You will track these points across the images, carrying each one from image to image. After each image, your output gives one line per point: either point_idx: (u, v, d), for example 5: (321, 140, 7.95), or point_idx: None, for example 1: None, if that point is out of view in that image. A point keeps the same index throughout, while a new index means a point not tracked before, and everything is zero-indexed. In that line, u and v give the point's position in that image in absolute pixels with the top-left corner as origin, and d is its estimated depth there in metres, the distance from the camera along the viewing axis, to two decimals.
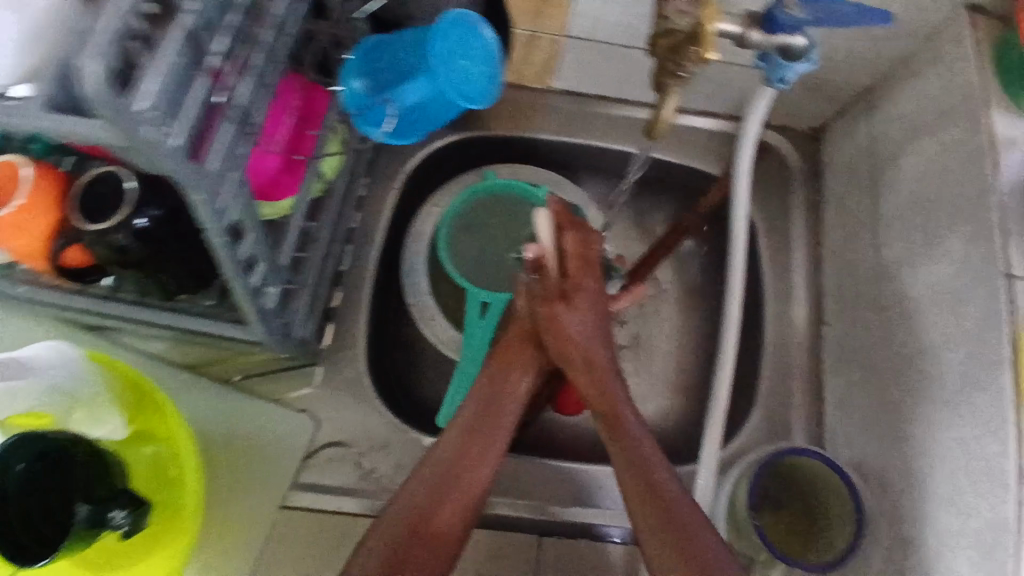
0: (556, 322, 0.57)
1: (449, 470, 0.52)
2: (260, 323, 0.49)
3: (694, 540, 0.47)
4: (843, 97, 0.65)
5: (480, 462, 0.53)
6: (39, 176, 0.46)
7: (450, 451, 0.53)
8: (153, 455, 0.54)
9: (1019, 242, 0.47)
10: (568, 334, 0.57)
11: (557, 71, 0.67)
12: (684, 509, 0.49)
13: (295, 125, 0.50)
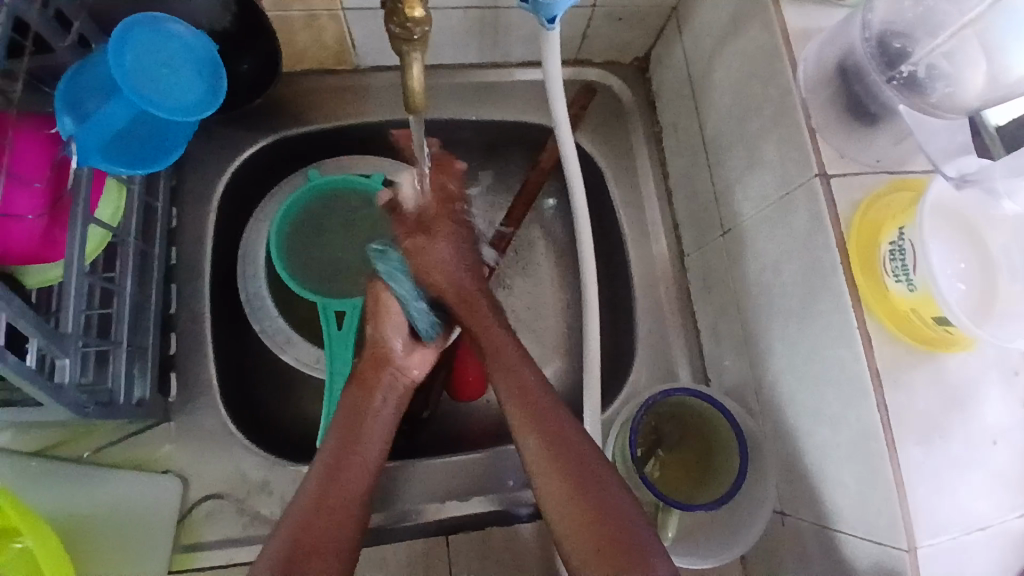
0: (422, 255, 0.55)
1: (334, 469, 0.49)
2: (60, 401, 0.45)
3: (601, 483, 0.45)
4: (654, 21, 0.62)
5: (365, 457, 0.51)
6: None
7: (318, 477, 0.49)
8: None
9: (829, 133, 0.44)
10: (431, 263, 0.54)
11: (354, 50, 0.62)
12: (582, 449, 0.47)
13: (20, 182, 0.45)
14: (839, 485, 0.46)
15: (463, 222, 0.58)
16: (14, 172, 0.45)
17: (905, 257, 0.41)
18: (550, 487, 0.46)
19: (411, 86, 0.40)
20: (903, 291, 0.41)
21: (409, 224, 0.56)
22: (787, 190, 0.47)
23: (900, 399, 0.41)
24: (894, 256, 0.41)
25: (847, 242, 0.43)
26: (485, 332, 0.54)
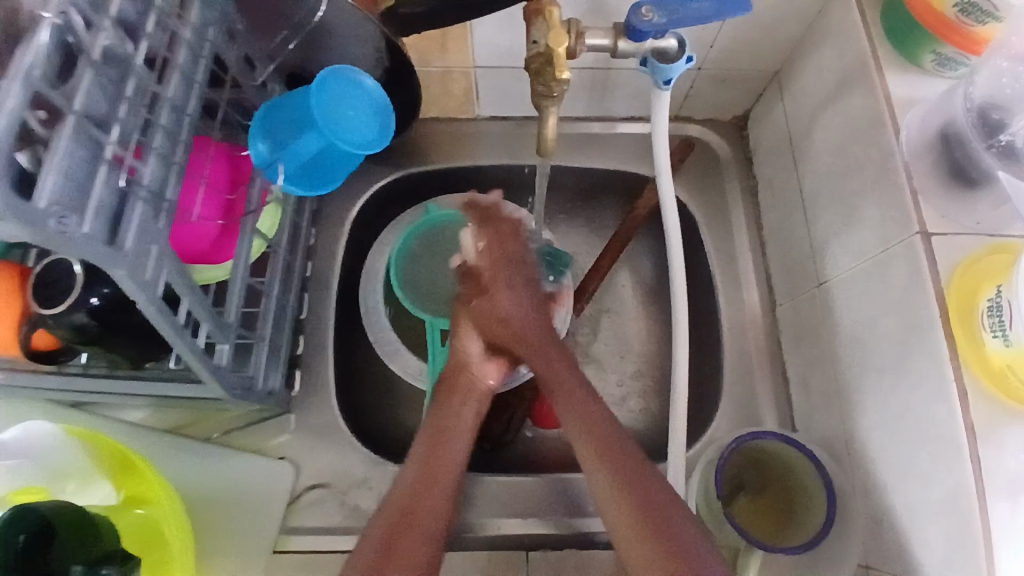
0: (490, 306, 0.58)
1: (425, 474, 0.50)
2: (215, 380, 0.52)
3: (665, 518, 0.45)
4: (757, 83, 0.67)
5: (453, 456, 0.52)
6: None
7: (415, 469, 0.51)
8: (143, 521, 0.57)
9: (928, 193, 0.47)
10: (503, 314, 0.57)
11: (478, 100, 0.70)
12: (652, 486, 0.47)
13: (218, 191, 0.54)
14: (928, 542, 0.46)
15: (523, 264, 0.60)
16: (213, 181, 0.54)
17: (1002, 315, 0.42)
18: (620, 522, 0.46)
19: (544, 133, 0.48)
20: (999, 346, 0.43)
21: (471, 286, 0.60)
22: (886, 245, 0.49)
23: (991, 456, 0.42)
24: (992, 313, 0.43)
25: (945, 297, 0.45)
26: (564, 391, 0.53)
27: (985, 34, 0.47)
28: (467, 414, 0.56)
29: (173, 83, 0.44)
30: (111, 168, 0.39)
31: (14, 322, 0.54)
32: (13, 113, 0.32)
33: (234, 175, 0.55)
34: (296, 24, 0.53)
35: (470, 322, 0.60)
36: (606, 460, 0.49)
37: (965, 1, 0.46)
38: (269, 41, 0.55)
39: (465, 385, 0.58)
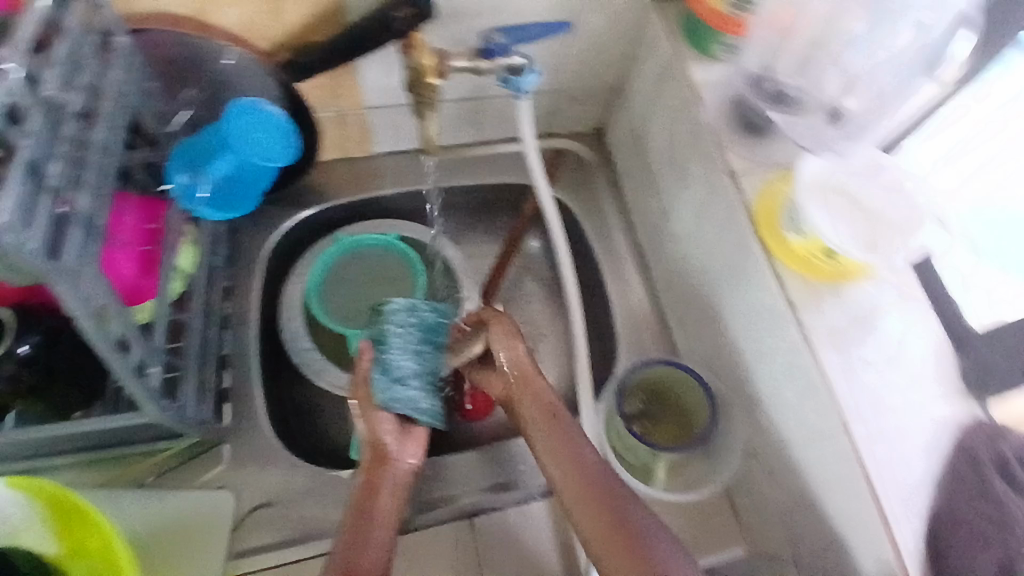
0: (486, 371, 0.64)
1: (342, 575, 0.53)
2: (150, 400, 0.55)
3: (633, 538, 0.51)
4: (604, 97, 0.81)
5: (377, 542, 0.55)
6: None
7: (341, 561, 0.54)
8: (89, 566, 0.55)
9: (734, 146, 0.61)
10: (501, 365, 0.61)
11: (374, 137, 0.79)
12: (635, 513, 0.53)
13: (140, 221, 0.58)
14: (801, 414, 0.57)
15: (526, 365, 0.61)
16: (136, 215, 0.58)
17: (796, 212, 0.56)
18: (599, 543, 0.52)
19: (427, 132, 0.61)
20: (797, 238, 0.56)
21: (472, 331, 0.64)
22: (711, 191, 0.63)
23: (813, 322, 0.55)
24: (789, 213, 0.56)
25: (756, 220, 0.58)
26: (552, 435, 0.58)
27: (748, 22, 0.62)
28: (387, 502, 0.57)
29: (99, 126, 0.49)
30: (50, 192, 0.43)
31: None
32: None
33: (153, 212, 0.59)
34: (204, 80, 0.62)
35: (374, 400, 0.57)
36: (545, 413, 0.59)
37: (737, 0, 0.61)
38: (174, 92, 0.63)
39: (386, 476, 0.58)
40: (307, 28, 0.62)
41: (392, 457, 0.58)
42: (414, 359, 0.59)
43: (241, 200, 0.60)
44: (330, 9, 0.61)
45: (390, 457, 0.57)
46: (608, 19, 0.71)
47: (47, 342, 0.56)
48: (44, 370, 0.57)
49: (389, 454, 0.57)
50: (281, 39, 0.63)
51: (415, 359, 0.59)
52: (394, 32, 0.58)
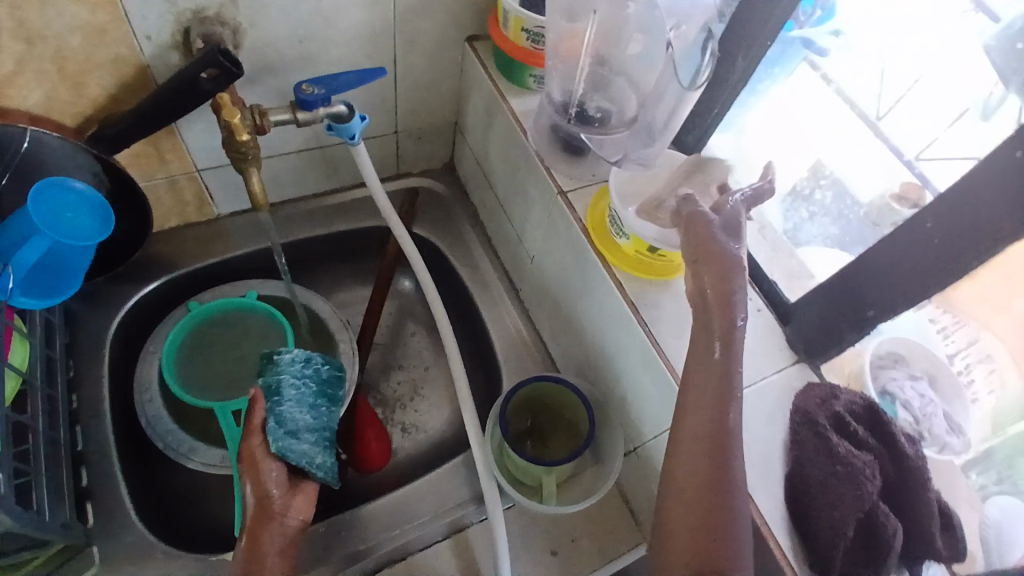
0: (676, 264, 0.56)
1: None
2: (1, 510, 0.50)
3: None
4: (446, 133, 0.84)
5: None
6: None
7: None
8: None
9: (558, 167, 0.65)
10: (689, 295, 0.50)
11: (215, 199, 0.77)
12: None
13: None
14: (652, 405, 0.60)
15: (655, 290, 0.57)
16: None
17: (619, 222, 0.59)
18: None
19: (252, 187, 0.60)
20: (626, 242, 0.60)
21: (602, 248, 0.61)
22: (552, 212, 0.66)
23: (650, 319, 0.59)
24: (613, 224, 0.60)
25: (587, 225, 0.62)
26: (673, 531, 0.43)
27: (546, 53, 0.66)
28: (274, 557, 0.52)
29: None
30: None
31: None
32: None
33: None
34: (5, 158, 0.55)
35: (266, 458, 0.57)
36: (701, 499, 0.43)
37: (532, 35, 0.64)
38: None
39: (272, 521, 0.54)
40: (114, 99, 0.61)
41: (278, 501, 0.56)
42: (308, 413, 0.62)
43: (64, 279, 0.56)
44: (128, 74, 0.59)
45: (275, 498, 0.55)
46: (430, 61, 0.73)
47: None
48: None
49: (274, 495, 0.56)
50: (88, 114, 0.61)
51: (309, 413, 0.62)
52: (204, 92, 0.56)
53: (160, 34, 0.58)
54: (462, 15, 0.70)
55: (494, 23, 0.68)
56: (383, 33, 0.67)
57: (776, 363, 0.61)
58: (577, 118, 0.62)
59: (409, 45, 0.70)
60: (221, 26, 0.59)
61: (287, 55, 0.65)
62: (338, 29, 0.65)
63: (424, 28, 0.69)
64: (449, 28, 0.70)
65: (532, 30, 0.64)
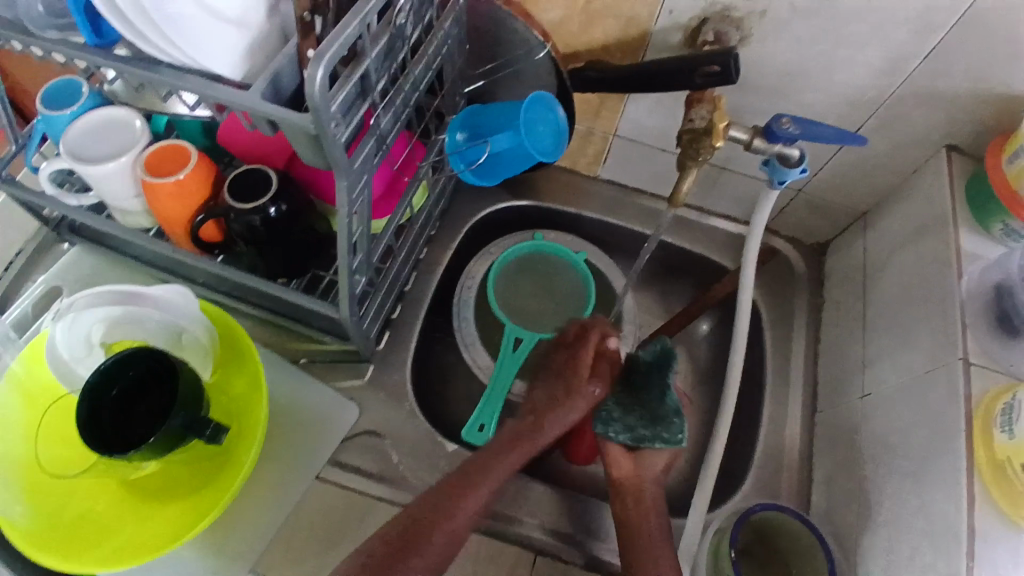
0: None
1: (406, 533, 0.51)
2: (348, 302, 0.60)
3: None
4: (845, 218, 0.78)
5: (469, 511, 0.53)
6: (200, 162, 0.61)
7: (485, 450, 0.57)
8: (227, 406, 0.62)
9: (976, 332, 0.57)
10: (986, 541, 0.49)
11: (605, 162, 0.82)
12: None
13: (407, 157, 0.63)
14: None
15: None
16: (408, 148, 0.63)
17: (1012, 414, 0.51)
18: None
19: (680, 187, 0.62)
20: (1004, 439, 0.51)
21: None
22: (933, 366, 0.58)
23: (982, 555, 0.50)
24: (1003, 413, 0.52)
25: (975, 412, 0.54)
26: None
27: None
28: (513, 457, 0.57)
29: (420, 63, 0.54)
30: (365, 107, 0.48)
31: (196, 204, 0.62)
32: (346, 39, 0.41)
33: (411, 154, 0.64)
34: (503, 59, 0.66)
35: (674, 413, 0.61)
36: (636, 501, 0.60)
37: None
38: (475, 67, 0.68)
39: (533, 436, 0.59)
40: (605, 49, 0.67)
41: (576, 394, 0.60)
42: None
43: (493, 171, 0.60)
44: (631, 36, 0.64)
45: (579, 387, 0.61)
46: (891, 148, 0.68)
47: (288, 213, 0.61)
48: (269, 232, 0.61)
49: (581, 385, 0.61)
50: (576, 49, 0.68)
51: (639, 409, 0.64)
52: (693, 85, 0.58)
53: (682, 13, 0.60)
54: (963, 122, 0.63)
55: (997, 147, 0.61)
56: (871, 101, 0.64)
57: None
58: None
59: (887, 124, 0.65)
60: (735, 29, 0.60)
61: (766, 79, 0.64)
62: (832, 79, 0.63)
63: (912, 116, 0.64)
64: (937, 128, 0.64)
65: None
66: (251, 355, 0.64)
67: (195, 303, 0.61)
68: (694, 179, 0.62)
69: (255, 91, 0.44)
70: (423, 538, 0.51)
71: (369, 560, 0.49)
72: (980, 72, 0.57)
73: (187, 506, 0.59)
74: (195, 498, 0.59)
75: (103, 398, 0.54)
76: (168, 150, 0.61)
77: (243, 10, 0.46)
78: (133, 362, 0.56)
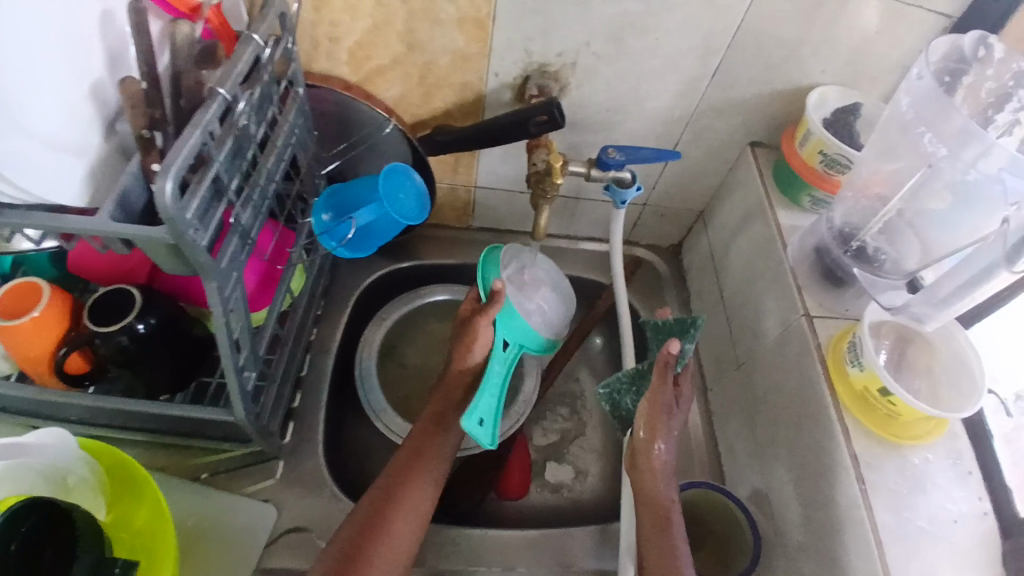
0: None
1: (372, 525, 0.57)
2: (241, 402, 0.58)
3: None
4: (688, 219, 0.88)
5: (421, 491, 0.61)
6: (54, 295, 0.57)
7: (418, 430, 0.65)
8: (131, 542, 0.57)
9: (812, 291, 0.67)
10: None
11: (473, 212, 0.87)
12: None
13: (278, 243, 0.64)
14: (842, 565, 0.56)
15: None
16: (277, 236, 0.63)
17: (857, 350, 0.60)
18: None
19: (539, 221, 0.70)
20: (856, 372, 0.60)
21: None
22: (785, 328, 0.68)
23: (871, 476, 0.57)
24: (850, 350, 0.61)
25: (827, 357, 0.63)
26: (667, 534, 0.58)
27: (836, 182, 0.70)
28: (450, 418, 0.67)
29: (270, 157, 0.56)
30: (221, 207, 0.49)
31: (57, 339, 0.58)
32: (188, 151, 0.42)
33: (279, 246, 0.64)
34: (357, 137, 0.70)
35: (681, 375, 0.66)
36: (657, 520, 0.59)
37: (829, 159, 0.69)
38: (330, 148, 0.71)
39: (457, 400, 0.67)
40: (447, 113, 0.72)
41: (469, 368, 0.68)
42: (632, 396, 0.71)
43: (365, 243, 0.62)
44: (468, 99, 0.70)
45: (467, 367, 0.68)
46: (707, 154, 0.79)
47: (159, 325, 0.59)
48: (144, 349, 0.59)
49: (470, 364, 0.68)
50: (422, 118, 0.73)
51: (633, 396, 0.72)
52: (530, 134, 0.64)
53: (507, 74, 0.68)
54: (754, 123, 0.75)
55: (789, 135, 0.74)
56: (680, 119, 0.74)
57: (978, 574, 0.55)
58: (855, 254, 0.67)
59: (697, 135, 0.76)
60: (554, 82, 0.68)
61: (592, 117, 0.73)
62: (645, 108, 0.72)
63: (715, 125, 0.75)
64: (737, 131, 0.76)
65: (830, 155, 0.68)
66: (151, 480, 0.59)
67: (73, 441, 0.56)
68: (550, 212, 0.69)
69: (103, 213, 0.44)
70: (369, 550, 0.55)
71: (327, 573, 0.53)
72: (760, 79, 0.69)
73: None
74: None
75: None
76: (14, 291, 0.57)
77: (81, 136, 0.48)
78: (27, 514, 0.51)
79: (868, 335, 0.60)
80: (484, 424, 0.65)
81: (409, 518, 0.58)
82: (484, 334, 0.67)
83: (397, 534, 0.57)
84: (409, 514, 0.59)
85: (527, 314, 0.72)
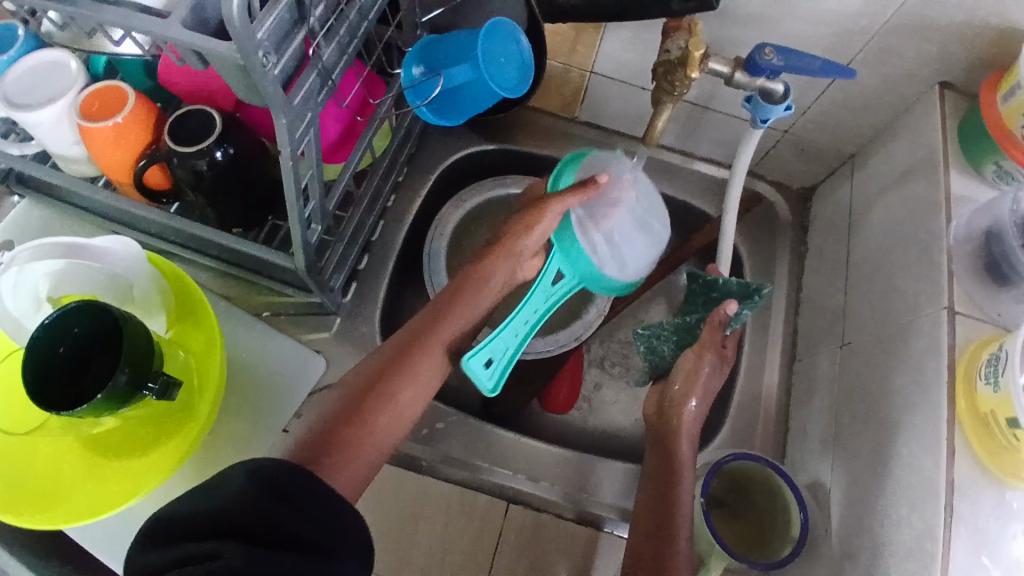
0: None
1: (394, 364, 0.54)
2: (303, 254, 0.56)
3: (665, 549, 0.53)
4: (832, 161, 0.74)
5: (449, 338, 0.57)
6: (138, 103, 0.56)
7: (448, 292, 0.60)
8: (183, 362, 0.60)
9: (963, 279, 0.54)
10: None
11: (583, 103, 0.77)
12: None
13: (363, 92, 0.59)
14: None
15: None
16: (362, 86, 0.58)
17: (999, 365, 0.48)
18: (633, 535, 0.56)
19: (655, 121, 0.61)
20: (988, 391, 0.49)
21: None
22: (915, 316, 0.56)
23: (963, 510, 0.48)
24: (989, 363, 0.49)
25: (957, 363, 0.52)
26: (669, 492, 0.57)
27: None
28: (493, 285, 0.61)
29: None
30: (302, 35, 0.43)
31: (137, 151, 0.57)
32: None
33: (363, 97, 0.59)
34: None
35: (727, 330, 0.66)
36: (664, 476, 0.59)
37: None
38: None
39: (509, 262, 0.62)
40: None
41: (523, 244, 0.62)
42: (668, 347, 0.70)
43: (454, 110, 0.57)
44: None
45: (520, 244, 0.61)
46: (881, 85, 0.64)
47: (236, 157, 0.57)
48: (219, 179, 0.57)
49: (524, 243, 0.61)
50: None
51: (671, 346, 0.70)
52: (670, 11, 0.53)
53: None
54: (955, 56, 0.59)
55: (992, 84, 0.58)
56: (861, 32, 0.59)
57: None
58: None
59: (876, 57, 0.61)
60: None
61: (749, 10, 0.60)
62: (819, 9, 0.58)
63: (902, 47, 0.59)
64: (928, 62, 0.60)
65: None
66: (207, 309, 0.62)
67: (137, 257, 0.58)
68: (670, 113, 0.59)
69: (175, 19, 0.40)
70: (371, 410, 0.50)
71: (320, 429, 0.48)
72: None
73: (139, 462, 0.57)
74: (147, 455, 0.57)
75: (50, 356, 0.52)
76: (101, 92, 0.56)
77: None
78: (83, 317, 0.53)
79: (1020, 349, 0.48)
80: (494, 366, 0.58)
81: (425, 377, 0.55)
82: (544, 229, 0.61)
83: (419, 379, 0.54)
84: (420, 383, 0.54)
85: (594, 247, 0.63)
